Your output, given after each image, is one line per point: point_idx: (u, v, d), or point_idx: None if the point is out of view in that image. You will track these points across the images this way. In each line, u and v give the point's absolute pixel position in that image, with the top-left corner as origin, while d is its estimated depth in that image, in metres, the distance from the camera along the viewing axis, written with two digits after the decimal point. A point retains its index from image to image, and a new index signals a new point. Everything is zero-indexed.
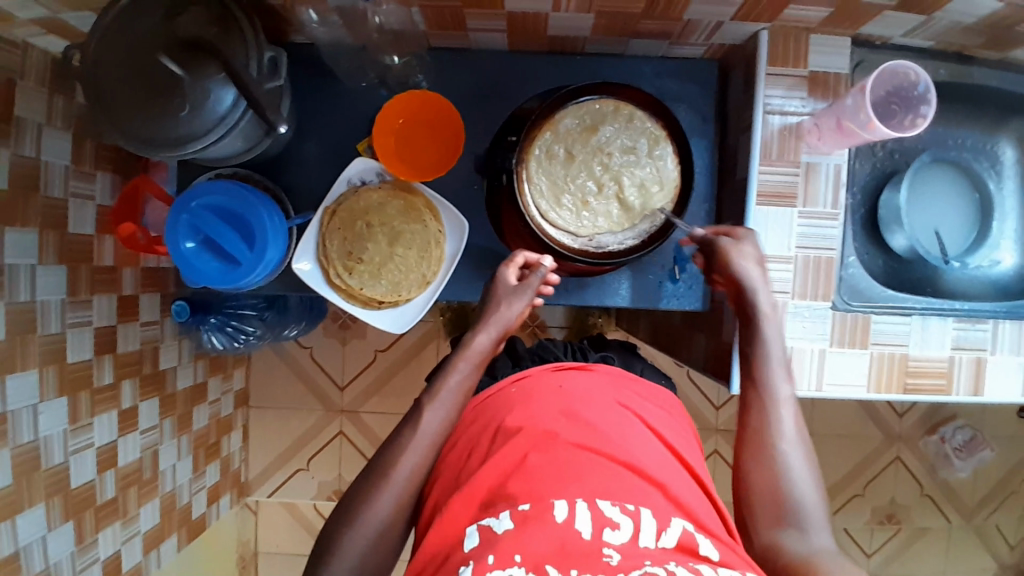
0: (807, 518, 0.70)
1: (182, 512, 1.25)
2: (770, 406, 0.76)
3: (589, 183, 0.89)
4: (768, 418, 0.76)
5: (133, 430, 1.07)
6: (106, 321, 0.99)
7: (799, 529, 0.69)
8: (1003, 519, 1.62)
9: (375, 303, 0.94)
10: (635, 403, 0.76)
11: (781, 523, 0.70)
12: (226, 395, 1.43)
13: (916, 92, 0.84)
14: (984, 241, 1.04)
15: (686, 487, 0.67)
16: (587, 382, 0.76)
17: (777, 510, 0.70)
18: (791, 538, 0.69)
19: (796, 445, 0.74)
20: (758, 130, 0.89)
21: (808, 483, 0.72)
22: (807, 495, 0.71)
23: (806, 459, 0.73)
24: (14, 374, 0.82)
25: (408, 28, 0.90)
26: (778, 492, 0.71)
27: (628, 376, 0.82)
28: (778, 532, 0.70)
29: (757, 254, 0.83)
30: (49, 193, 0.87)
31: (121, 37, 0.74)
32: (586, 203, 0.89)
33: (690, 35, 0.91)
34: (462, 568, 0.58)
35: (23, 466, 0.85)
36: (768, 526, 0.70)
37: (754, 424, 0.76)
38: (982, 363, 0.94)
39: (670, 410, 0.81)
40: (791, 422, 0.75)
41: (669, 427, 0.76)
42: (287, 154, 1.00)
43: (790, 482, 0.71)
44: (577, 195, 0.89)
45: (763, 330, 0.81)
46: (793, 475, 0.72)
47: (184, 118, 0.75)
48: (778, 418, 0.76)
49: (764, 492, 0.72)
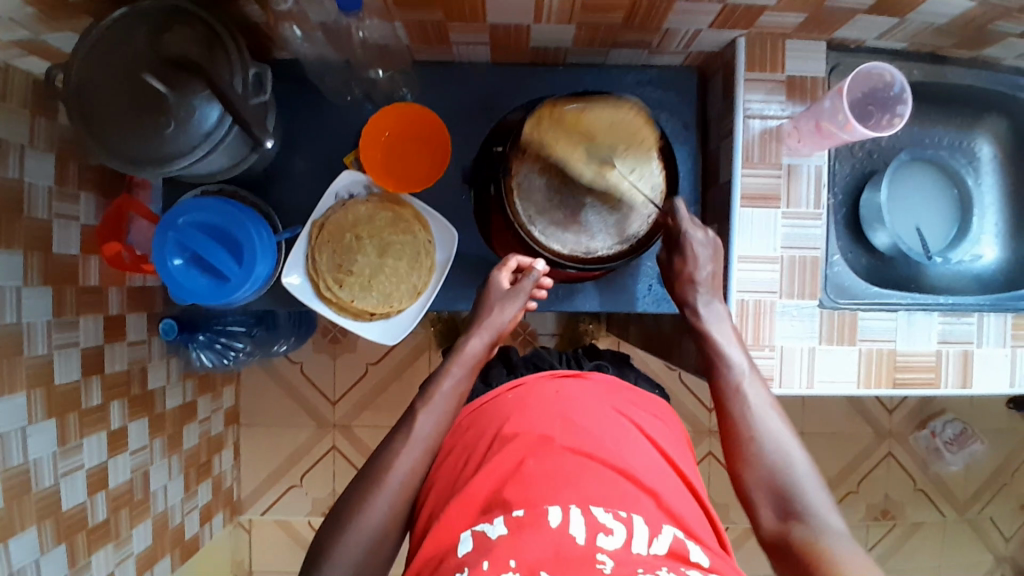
0: (805, 501, 0.71)
1: (175, 532, 1.24)
2: (743, 407, 0.80)
3: (563, 187, 0.88)
4: (746, 417, 0.79)
5: (124, 451, 1.06)
6: (93, 342, 0.98)
7: (801, 511, 0.70)
8: (996, 511, 1.63)
9: (366, 315, 0.94)
10: (631, 411, 0.76)
11: (783, 510, 0.71)
12: (216, 413, 1.42)
13: (892, 93, 0.86)
14: (965, 236, 1.06)
15: (678, 494, 0.67)
16: (582, 390, 0.77)
17: (779, 500, 0.72)
18: (794, 521, 0.70)
19: (778, 435, 0.77)
20: (739, 134, 0.90)
21: (800, 466, 0.74)
22: (798, 476, 0.73)
23: (788, 444, 0.76)
24: (1, 397, 0.82)
25: (392, 42, 0.91)
26: (771, 482, 0.73)
27: (627, 386, 0.82)
28: (781, 518, 0.71)
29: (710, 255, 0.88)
30: (32, 215, 0.86)
31: (103, 55, 0.74)
32: (560, 207, 0.89)
33: (669, 44, 0.92)
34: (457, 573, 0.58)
35: (14, 490, 0.84)
36: (771, 515, 0.72)
37: (732, 426, 0.79)
38: (969, 356, 0.95)
39: (665, 419, 0.81)
40: (770, 418, 0.78)
41: (664, 436, 0.76)
42: (273, 170, 1.00)
43: (780, 470, 0.74)
44: (551, 199, 0.88)
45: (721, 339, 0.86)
46: (781, 463, 0.74)
47: (170, 134, 0.75)
48: (757, 416, 0.78)
49: (761, 485, 0.74)
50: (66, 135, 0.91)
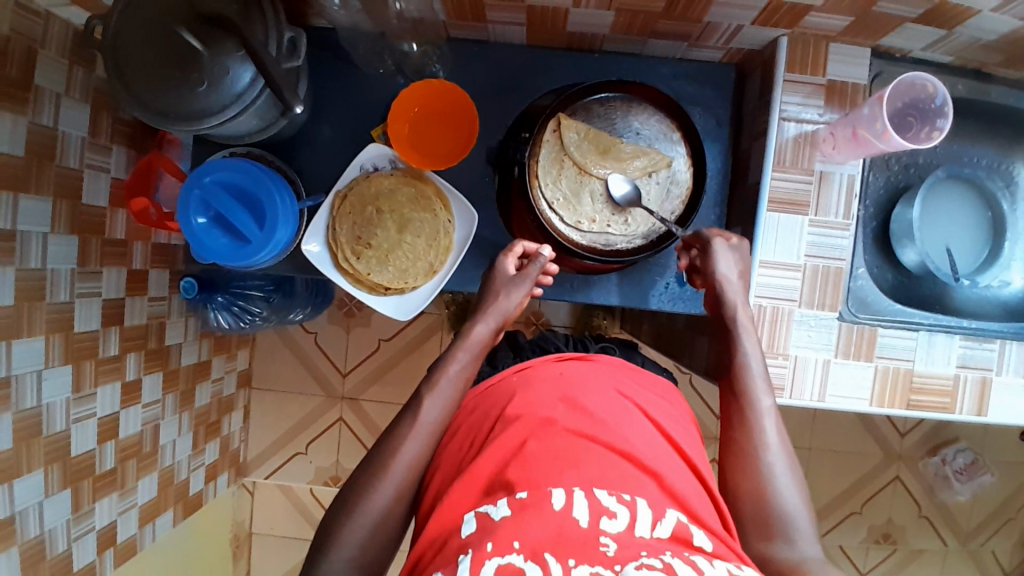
0: (795, 531, 0.68)
1: (179, 488, 1.26)
2: (753, 419, 0.76)
3: (584, 180, 0.89)
4: (755, 435, 0.75)
5: (136, 403, 1.08)
6: (114, 294, 1.00)
7: (786, 538, 0.68)
8: (999, 545, 1.60)
9: (382, 289, 0.94)
10: (635, 393, 0.76)
11: (770, 535, 0.68)
12: (229, 374, 1.44)
13: (934, 105, 0.83)
14: (995, 260, 1.03)
15: (683, 478, 0.66)
16: (587, 370, 0.77)
17: (765, 525, 0.69)
18: (781, 548, 0.67)
19: (781, 458, 0.74)
20: (773, 134, 0.89)
21: (794, 496, 0.71)
22: (792, 504, 0.70)
23: (788, 471, 0.73)
24: (20, 339, 0.83)
25: (427, 15, 0.90)
26: (763, 503, 0.70)
27: (630, 366, 0.83)
28: (767, 543, 0.68)
29: (738, 262, 0.84)
30: (64, 163, 0.87)
31: (143, 10, 0.75)
32: (578, 200, 0.89)
33: (709, 37, 0.91)
34: (460, 554, 0.56)
35: (24, 431, 0.86)
36: (756, 538, 0.69)
37: (737, 438, 0.76)
38: (987, 383, 0.93)
39: (670, 399, 0.81)
40: (776, 441, 0.75)
41: (669, 418, 0.76)
42: (301, 136, 1.00)
43: (774, 493, 0.71)
44: (569, 191, 0.89)
45: (742, 345, 0.82)
46: (776, 488, 0.71)
47: (201, 93, 0.76)
48: (764, 436, 0.75)
49: (750, 505, 0.71)
50: (101, 87, 0.93)
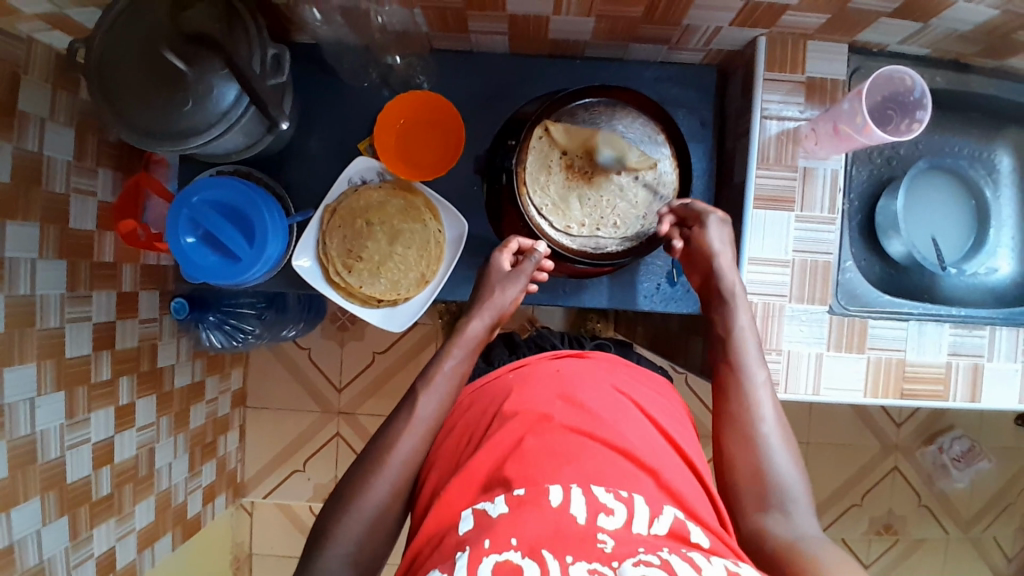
0: (792, 505, 0.69)
1: (178, 511, 1.25)
2: (749, 392, 0.77)
3: (571, 183, 0.90)
4: (751, 410, 0.76)
5: (130, 427, 1.07)
6: (104, 317, 0.99)
7: (782, 512, 0.68)
8: (999, 531, 1.62)
9: (374, 300, 0.94)
10: (633, 390, 0.76)
11: (766, 509, 0.69)
12: (224, 394, 1.43)
13: (912, 97, 0.85)
14: (981, 248, 1.04)
15: (680, 473, 0.67)
16: (584, 366, 0.78)
17: (762, 498, 0.70)
18: (776, 523, 0.68)
19: (777, 433, 0.74)
20: (756, 133, 0.90)
21: (791, 472, 0.71)
22: (790, 479, 0.71)
23: (786, 447, 0.73)
24: (11, 366, 0.82)
25: (411, 28, 0.91)
26: (761, 478, 0.71)
27: (626, 363, 0.84)
28: (764, 517, 0.69)
29: (730, 235, 0.86)
30: (50, 188, 0.87)
31: (125, 29, 0.75)
32: (566, 204, 0.90)
33: (690, 40, 0.92)
34: (457, 551, 0.56)
35: (19, 459, 0.85)
36: (753, 512, 0.70)
37: (732, 412, 0.77)
38: (979, 369, 0.94)
39: (666, 395, 0.82)
40: (772, 415, 0.76)
41: (664, 413, 0.76)
42: (288, 152, 1.01)
43: (770, 467, 0.71)
44: (558, 195, 0.90)
45: (737, 318, 0.83)
46: (773, 461, 0.72)
47: (187, 112, 0.76)
48: (760, 411, 0.76)
49: (749, 480, 0.71)
50: (86, 110, 0.93)
